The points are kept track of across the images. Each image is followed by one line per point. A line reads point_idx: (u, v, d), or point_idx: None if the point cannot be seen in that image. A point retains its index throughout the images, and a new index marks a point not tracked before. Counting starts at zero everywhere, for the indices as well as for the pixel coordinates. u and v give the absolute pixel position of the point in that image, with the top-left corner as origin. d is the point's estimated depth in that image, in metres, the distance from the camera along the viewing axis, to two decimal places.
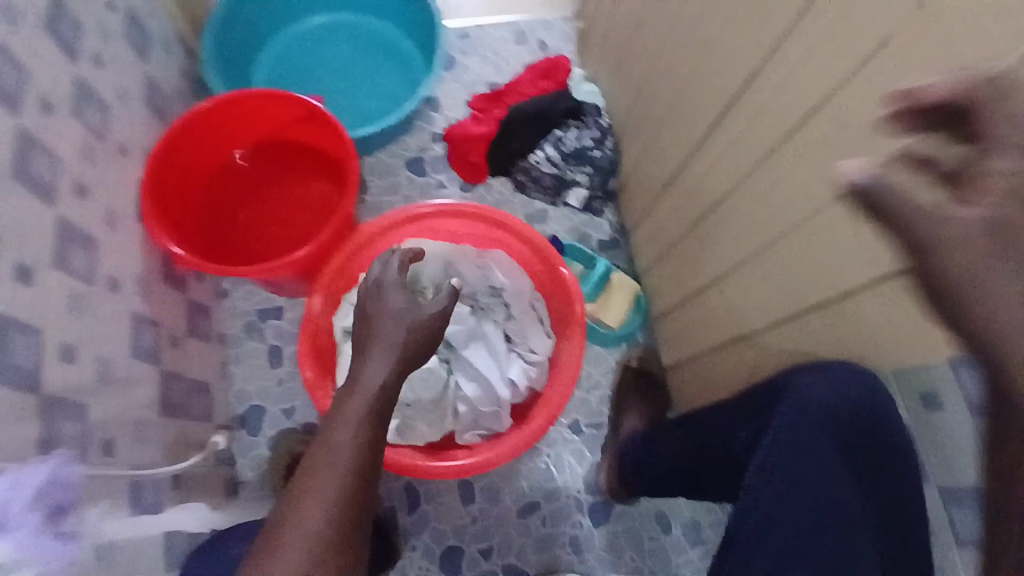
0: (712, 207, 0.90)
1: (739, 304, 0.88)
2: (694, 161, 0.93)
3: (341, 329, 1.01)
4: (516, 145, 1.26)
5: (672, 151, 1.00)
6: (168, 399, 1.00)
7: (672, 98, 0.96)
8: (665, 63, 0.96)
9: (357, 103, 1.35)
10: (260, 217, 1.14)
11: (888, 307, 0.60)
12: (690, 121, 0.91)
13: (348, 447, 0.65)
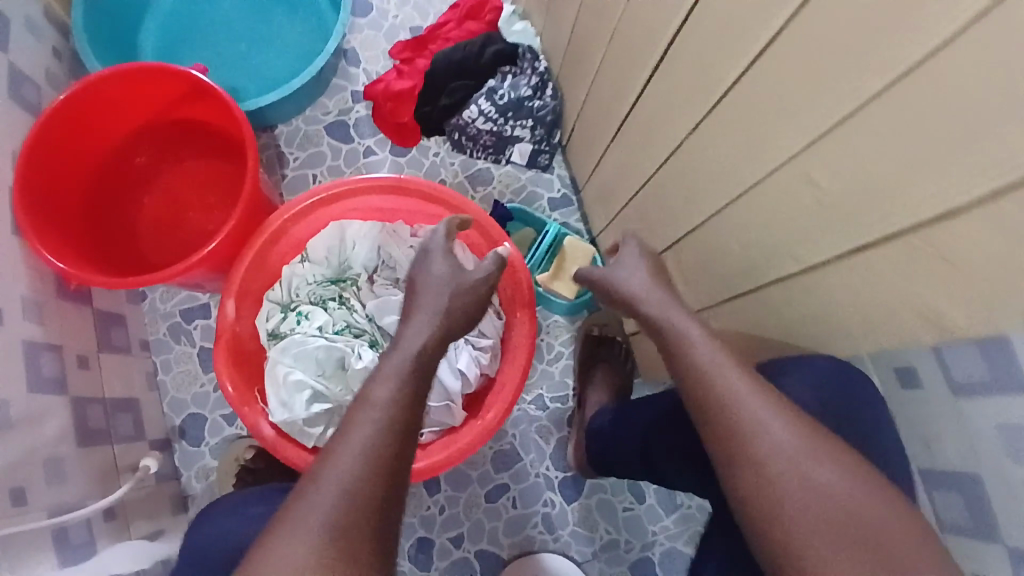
0: (664, 162, 0.80)
1: (699, 274, 0.81)
2: (643, 109, 0.81)
3: (267, 333, 0.92)
4: (446, 101, 1.12)
5: (617, 99, 0.89)
6: (89, 426, 0.89)
7: (615, 36, 0.83)
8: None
9: (261, 66, 1.18)
10: (164, 216, 1.02)
11: (854, 283, 0.55)
12: (638, 61, 0.78)
13: (381, 416, 0.58)
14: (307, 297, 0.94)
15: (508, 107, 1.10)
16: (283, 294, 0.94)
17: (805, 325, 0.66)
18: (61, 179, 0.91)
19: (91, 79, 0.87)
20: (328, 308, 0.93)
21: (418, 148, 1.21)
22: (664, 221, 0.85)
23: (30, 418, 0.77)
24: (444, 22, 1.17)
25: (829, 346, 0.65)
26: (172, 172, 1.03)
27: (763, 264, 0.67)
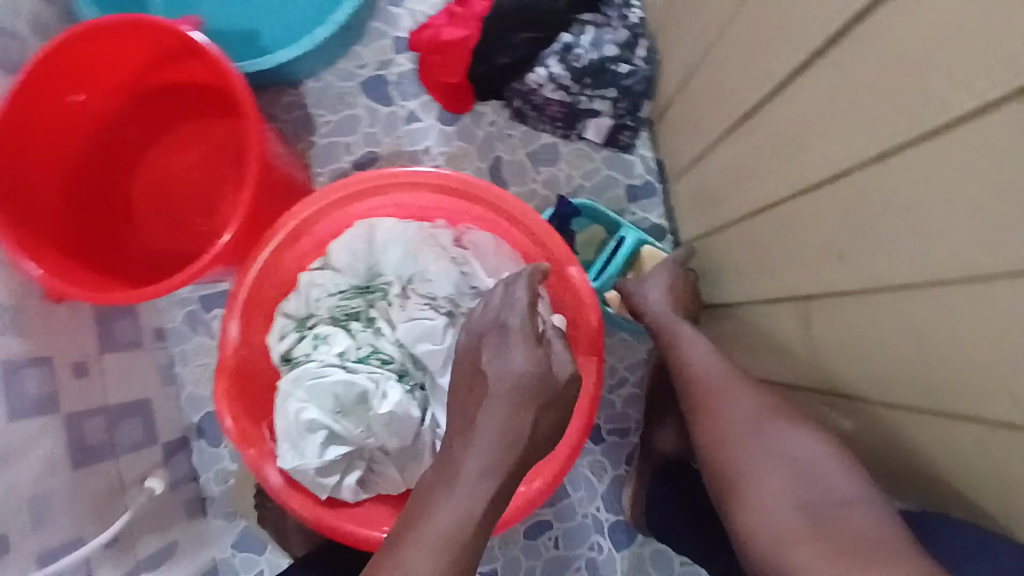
0: (815, 192, 0.55)
1: (837, 350, 0.59)
2: (794, 107, 0.56)
3: (279, 356, 0.76)
4: (506, 60, 0.87)
5: (750, 82, 0.63)
6: (81, 442, 0.78)
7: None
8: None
9: (286, 3, 0.96)
10: (161, 204, 0.85)
11: None
12: (804, 33, 0.52)
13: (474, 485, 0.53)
14: (324, 311, 0.77)
15: (588, 71, 0.85)
16: (299, 306, 0.78)
17: (973, 475, 0.48)
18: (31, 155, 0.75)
19: (62, 35, 0.69)
20: (351, 330, 0.76)
21: (471, 114, 0.98)
22: (796, 264, 0.62)
23: (5, 455, 0.67)
24: None
25: (1005, 516, 0.47)
26: (171, 143, 0.86)
27: (933, 391, 0.49)
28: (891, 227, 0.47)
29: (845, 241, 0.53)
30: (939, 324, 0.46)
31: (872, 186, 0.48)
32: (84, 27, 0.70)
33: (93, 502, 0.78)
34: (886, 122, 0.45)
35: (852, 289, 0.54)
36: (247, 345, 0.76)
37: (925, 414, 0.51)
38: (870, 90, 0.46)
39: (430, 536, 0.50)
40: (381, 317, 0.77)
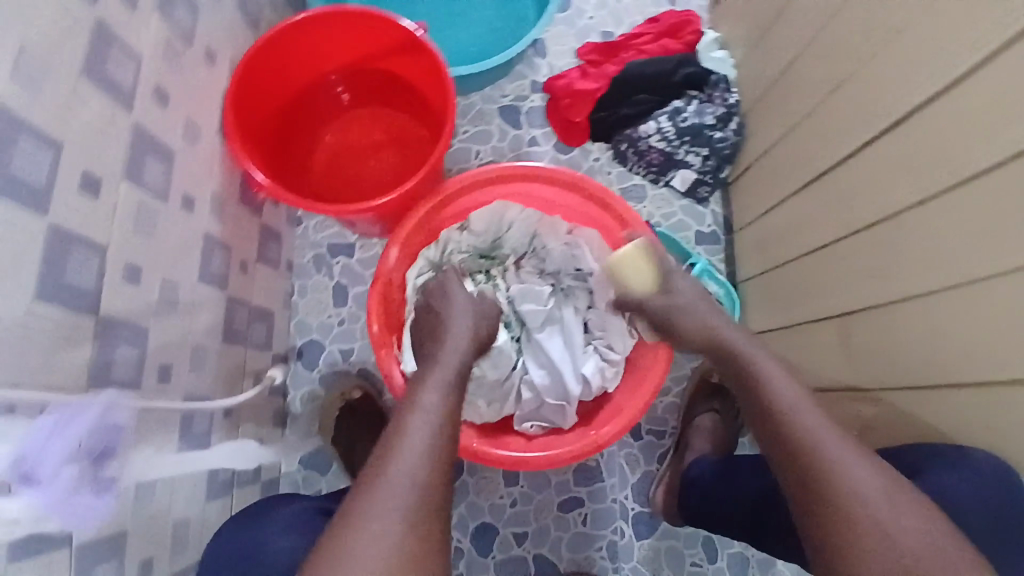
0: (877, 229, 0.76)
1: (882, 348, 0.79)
2: (866, 167, 0.78)
3: (414, 287, 0.94)
4: (626, 111, 1.12)
5: (829, 150, 0.85)
6: (231, 324, 0.92)
7: (854, 85, 0.80)
8: (857, 40, 0.79)
9: (453, 36, 1.20)
10: (334, 153, 1.07)
11: None
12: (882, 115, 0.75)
13: (437, 411, 0.67)
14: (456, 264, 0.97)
15: (689, 131, 1.09)
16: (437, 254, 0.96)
17: (980, 424, 0.68)
18: (264, 100, 0.96)
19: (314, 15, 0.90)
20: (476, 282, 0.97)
21: (582, 149, 1.20)
22: (853, 288, 0.82)
23: (193, 307, 0.81)
24: (640, 32, 1.17)
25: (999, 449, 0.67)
26: (358, 115, 1.08)
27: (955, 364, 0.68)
28: (942, 250, 0.67)
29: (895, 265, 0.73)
30: (958, 316, 0.67)
31: (929, 219, 0.68)
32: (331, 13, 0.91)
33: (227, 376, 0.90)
34: (939, 173, 0.66)
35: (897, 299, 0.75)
36: (394, 271, 0.92)
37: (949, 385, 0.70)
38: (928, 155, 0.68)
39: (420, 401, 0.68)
40: (499, 278, 1.00)
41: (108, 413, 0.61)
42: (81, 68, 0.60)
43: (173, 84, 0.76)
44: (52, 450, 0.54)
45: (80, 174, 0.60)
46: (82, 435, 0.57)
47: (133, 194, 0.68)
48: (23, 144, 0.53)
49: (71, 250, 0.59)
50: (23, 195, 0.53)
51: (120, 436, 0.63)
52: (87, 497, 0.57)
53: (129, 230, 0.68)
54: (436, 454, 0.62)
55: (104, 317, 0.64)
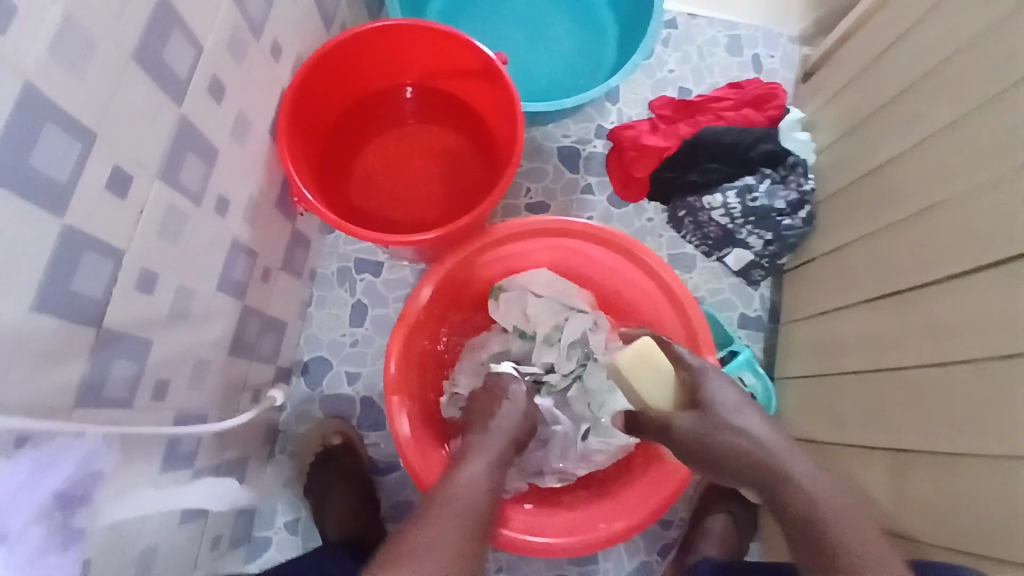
0: (973, 364, 0.69)
1: (920, 490, 0.74)
2: (964, 302, 0.71)
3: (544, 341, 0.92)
4: (694, 177, 1.05)
5: (922, 270, 0.78)
6: (242, 335, 0.85)
7: (966, 206, 0.73)
8: (980, 153, 0.72)
9: (527, 63, 1.14)
10: (380, 169, 1.00)
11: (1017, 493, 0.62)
12: (1000, 248, 0.67)
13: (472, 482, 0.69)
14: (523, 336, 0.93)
15: (756, 212, 1.02)
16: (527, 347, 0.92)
17: (996, 537, 0.64)
18: (325, 101, 0.90)
19: (393, 23, 0.84)
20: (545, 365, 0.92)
21: (636, 205, 1.14)
22: (915, 427, 0.76)
23: (206, 316, 0.74)
24: (722, 96, 1.10)
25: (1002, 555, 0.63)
26: (419, 133, 1.01)
27: (987, 507, 0.65)
28: None
29: (982, 412, 0.67)
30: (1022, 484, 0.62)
31: None
32: (407, 19, 0.85)
33: (225, 392, 0.83)
34: None
35: (965, 453, 0.69)
36: (426, 311, 0.85)
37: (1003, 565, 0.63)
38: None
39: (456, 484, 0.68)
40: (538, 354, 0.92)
41: (91, 458, 0.51)
42: (130, 53, 0.53)
43: (231, 77, 0.70)
44: (24, 509, 0.44)
45: (109, 170, 0.53)
46: (58, 491, 0.47)
47: (163, 194, 0.61)
48: (44, 134, 0.46)
49: (85, 253, 0.52)
50: (38, 192, 0.46)
51: (99, 482, 0.52)
52: (55, 558, 0.47)
53: (153, 233, 0.61)
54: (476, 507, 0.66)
55: (107, 330, 0.56)
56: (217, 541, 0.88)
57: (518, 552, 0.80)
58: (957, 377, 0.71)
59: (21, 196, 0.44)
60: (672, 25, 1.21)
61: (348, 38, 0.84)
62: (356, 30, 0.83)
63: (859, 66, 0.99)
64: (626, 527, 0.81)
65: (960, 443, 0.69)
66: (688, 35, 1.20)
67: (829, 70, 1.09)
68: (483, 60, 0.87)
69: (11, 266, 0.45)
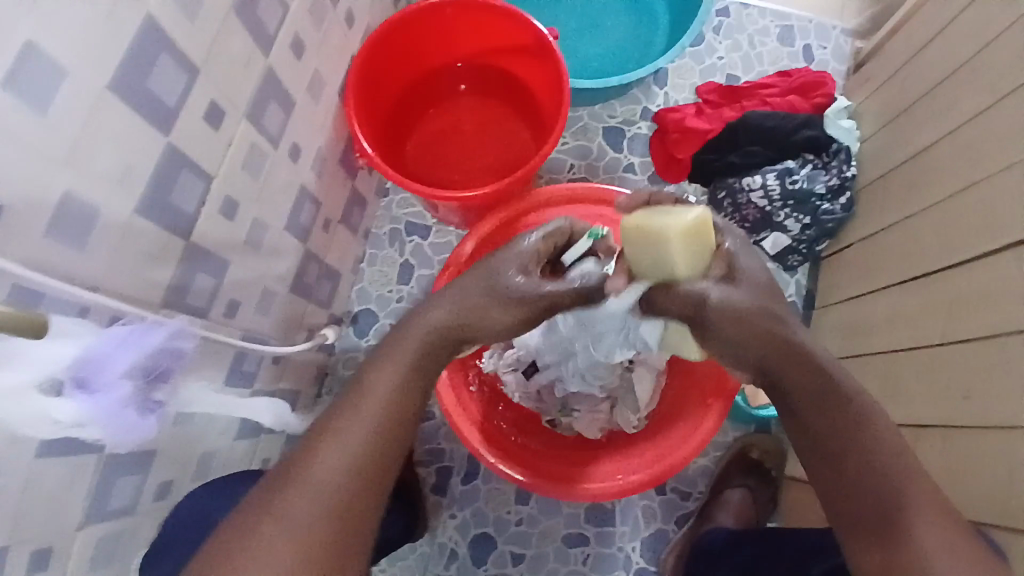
0: (993, 338, 0.71)
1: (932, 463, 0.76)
2: (992, 283, 0.73)
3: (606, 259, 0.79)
4: (734, 159, 1.08)
5: (952, 252, 0.80)
6: (302, 277, 0.94)
7: (996, 187, 0.75)
8: (1021, 137, 0.73)
9: (579, 47, 1.19)
10: (436, 137, 1.08)
11: (1021, 459, 0.64)
12: (1023, 227, 0.70)
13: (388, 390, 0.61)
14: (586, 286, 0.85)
15: (795, 195, 1.04)
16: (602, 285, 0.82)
17: (1001, 503, 0.66)
18: (391, 72, 0.99)
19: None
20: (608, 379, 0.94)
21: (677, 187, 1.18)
22: (934, 402, 0.78)
23: (273, 251, 0.83)
24: (769, 84, 1.13)
25: (1006, 518, 0.64)
26: (473, 107, 1.09)
27: (993, 475, 0.67)
28: None
29: (995, 383, 0.69)
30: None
31: None
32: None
33: (284, 325, 0.92)
34: None
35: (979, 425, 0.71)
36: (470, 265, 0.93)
37: (1004, 530, 0.64)
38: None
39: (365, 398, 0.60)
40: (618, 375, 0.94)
41: (172, 338, 0.60)
42: (232, 5, 0.62)
43: (311, 37, 0.78)
44: (113, 364, 0.53)
45: (207, 104, 0.62)
46: (140, 359, 0.56)
47: (249, 133, 0.70)
48: (159, 63, 0.55)
49: (181, 173, 0.61)
50: (149, 112, 0.55)
51: (179, 364, 0.61)
52: (132, 412, 0.55)
53: (238, 167, 0.70)
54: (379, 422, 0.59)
55: (193, 244, 0.65)
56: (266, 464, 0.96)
57: (543, 490, 0.86)
58: (974, 351, 0.73)
59: (136, 112, 0.54)
60: (724, 14, 1.24)
61: (414, 13, 0.92)
62: (421, 5, 0.90)
63: (909, 55, 1.00)
64: (647, 480, 0.85)
65: (976, 416, 0.71)
66: (740, 25, 1.23)
67: (879, 62, 1.10)
68: (536, 37, 0.94)
69: (123, 171, 0.54)
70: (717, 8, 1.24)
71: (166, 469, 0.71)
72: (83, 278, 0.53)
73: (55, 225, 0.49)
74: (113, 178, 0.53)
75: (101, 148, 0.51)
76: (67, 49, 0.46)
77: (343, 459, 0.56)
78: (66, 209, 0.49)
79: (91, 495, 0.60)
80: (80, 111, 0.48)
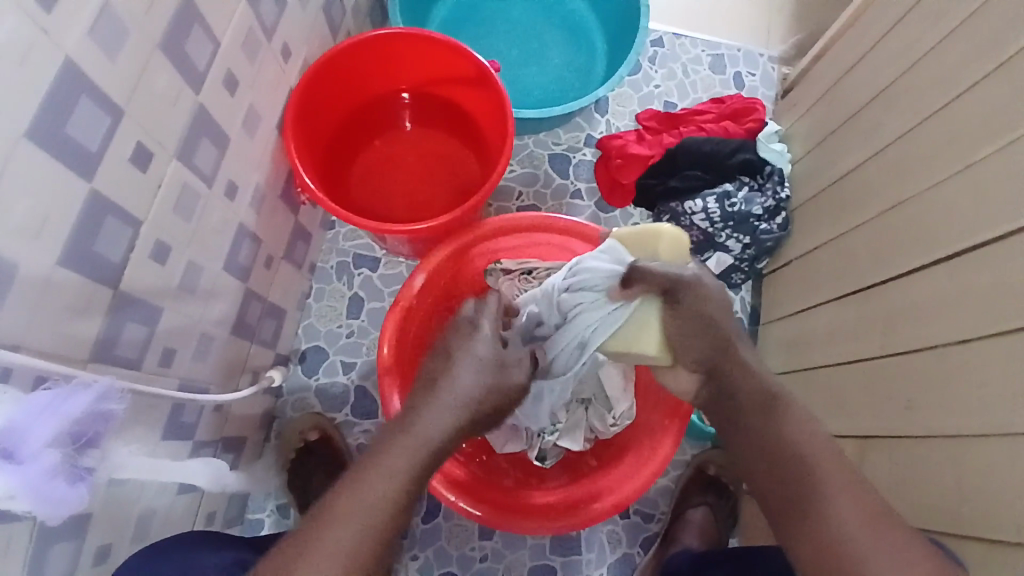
0: (929, 349, 0.75)
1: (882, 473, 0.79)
2: (923, 299, 0.77)
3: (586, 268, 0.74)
4: (675, 183, 1.11)
5: (886, 268, 0.85)
6: (243, 317, 0.90)
7: (921, 205, 0.80)
8: (938, 158, 0.78)
9: (522, 76, 1.21)
10: (381, 169, 1.07)
11: (962, 464, 0.67)
12: (953, 242, 0.74)
13: (399, 481, 0.59)
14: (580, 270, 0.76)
15: (734, 217, 1.07)
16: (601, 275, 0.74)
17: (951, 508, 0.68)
18: (331, 103, 0.97)
19: (392, 31, 0.91)
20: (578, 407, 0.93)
21: (623, 211, 1.20)
22: (877, 411, 0.81)
23: (212, 292, 0.79)
24: (704, 109, 1.17)
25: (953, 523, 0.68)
26: (418, 137, 1.09)
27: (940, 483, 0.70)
28: (990, 396, 0.65)
29: (930, 395, 0.73)
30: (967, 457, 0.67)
31: (984, 360, 0.67)
32: (405, 28, 0.91)
33: (226, 368, 0.87)
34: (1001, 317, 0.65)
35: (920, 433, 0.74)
36: (420, 297, 0.91)
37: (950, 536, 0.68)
38: (987, 293, 0.68)
39: (374, 486, 0.58)
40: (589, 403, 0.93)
41: (101, 397, 0.56)
42: (158, 42, 0.59)
43: (244, 72, 0.76)
44: (39, 430, 0.49)
45: (133, 144, 0.59)
46: (68, 424, 0.52)
47: (181, 173, 0.67)
48: (80, 106, 0.52)
49: (107, 218, 0.57)
50: (70, 157, 0.52)
51: (109, 426, 0.57)
52: (58, 485, 0.50)
53: (170, 209, 0.67)
54: (392, 511, 0.58)
55: (122, 291, 0.62)
56: (210, 518, 0.91)
57: (505, 527, 0.85)
58: (912, 361, 0.77)
59: (56, 159, 0.50)
60: (659, 43, 1.29)
61: (353, 45, 0.91)
62: (360, 37, 0.89)
63: (831, 82, 1.06)
64: (611, 508, 0.85)
65: (917, 427, 0.74)
66: (673, 53, 1.28)
67: (804, 87, 1.16)
68: (478, 69, 0.94)
69: (43, 221, 0.50)
70: (651, 37, 1.29)
71: (100, 537, 0.65)
72: (3, 338, 0.49)
73: None
74: (32, 230, 0.50)
75: (19, 198, 0.48)
76: None
77: (348, 558, 0.53)
78: None
79: (20, 574, 0.55)
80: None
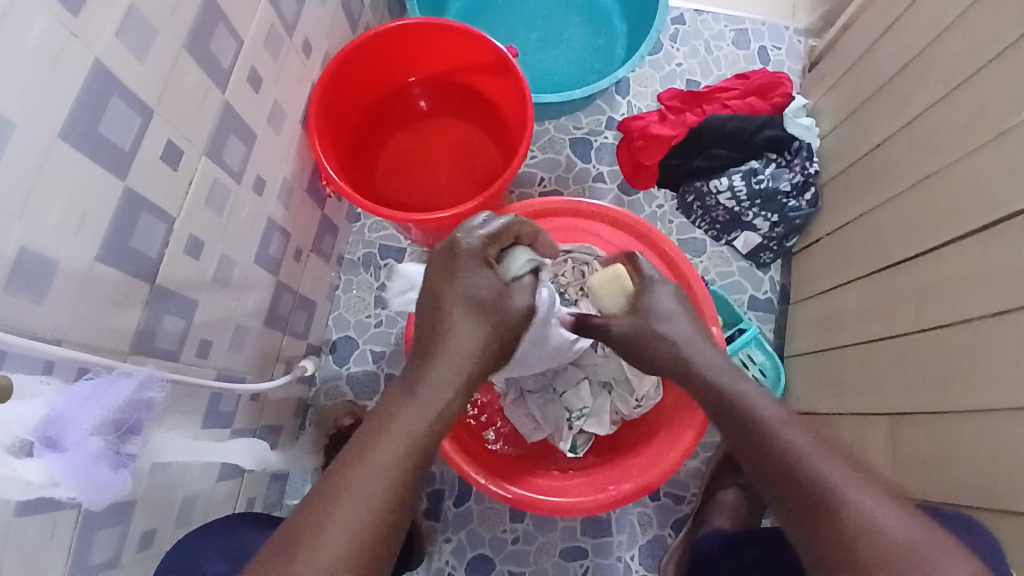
0: (964, 324, 0.72)
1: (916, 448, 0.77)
2: (956, 270, 0.75)
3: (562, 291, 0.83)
4: (699, 162, 1.09)
5: (919, 241, 0.82)
6: (275, 309, 0.92)
7: (954, 175, 0.77)
8: (972, 126, 0.75)
9: (541, 61, 1.20)
10: (404, 159, 1.08)
11: (1000, 440, 0.65)
12: (989, 211, 0.71)
13: (398, 453, 0.55)
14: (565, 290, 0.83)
15: (761, 195, 1.06)
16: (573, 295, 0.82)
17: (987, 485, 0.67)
18: (353, 95, 0.98)
19: (410, 22, 0.92)
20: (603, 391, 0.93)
21: (646, 193, 1.18)
22: (911, 388, 0.79)
23: (244, 285, 0.82)
24: (727, 87, 1.14)
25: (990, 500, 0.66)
26: (438, 125, 1.09)
27: (975, 460, 0.68)
28: None
29: (965, 371, 0.71)
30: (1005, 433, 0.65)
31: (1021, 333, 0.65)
32: (423, 18, 0.92)
33: (261, 360, 0.90)
34: None
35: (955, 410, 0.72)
36: None
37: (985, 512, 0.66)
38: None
39: (380, 452, 0.55)
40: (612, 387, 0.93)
41: (141, 386, 0.58)
42: (184, 43, 0.61)
43: (268, 68, 0.78)
44: (78, 419, 0.51)
45: (163, 143, 0.61)
46: (109, 414, 0.54)
47: (209, 169, 0.69)
48: (110, 107, 0.54)
49: (140, 214, 0.60)
50: (103, 157, 0.54)
51: (151, 414, 0.59)
52: (103, 470, 0.52)
53: (201, 205, 0.69)
54: (398, 484, 0.54)
55: (158, 286, 0.64)
56: (251, 503, 0.94)
57: (536, 508, 0.86)
58: (947, 336, 0.75)
59: (90, 159, 0.53)
60: (680, 21, 1.26)
61: (373, 37, 0.92)
62: (379, 28, 0.90)
63: (860, 52, 1.03)
64: (641, 488, 0.85)
65: (953, 403, 0.72)
66: (696, 31, 1.25)
67: (831, 60, 1.13)
68: (496, 55, 0.94)
69: (79, 219, 0.53)
70: (672, 16, 1.27)
71: (145, 521, 0.68)
72: (46, 333, 0.51)
73: (13, 281, 0.48)
74: (69, 227, 0.52)
75: (56, 198, 0.50)
76: (13, 100, 0.45)
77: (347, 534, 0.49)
78: (22, 262, 0.48)
79: (70, 555, 0.58)
80: (33, 162, 0.47)
